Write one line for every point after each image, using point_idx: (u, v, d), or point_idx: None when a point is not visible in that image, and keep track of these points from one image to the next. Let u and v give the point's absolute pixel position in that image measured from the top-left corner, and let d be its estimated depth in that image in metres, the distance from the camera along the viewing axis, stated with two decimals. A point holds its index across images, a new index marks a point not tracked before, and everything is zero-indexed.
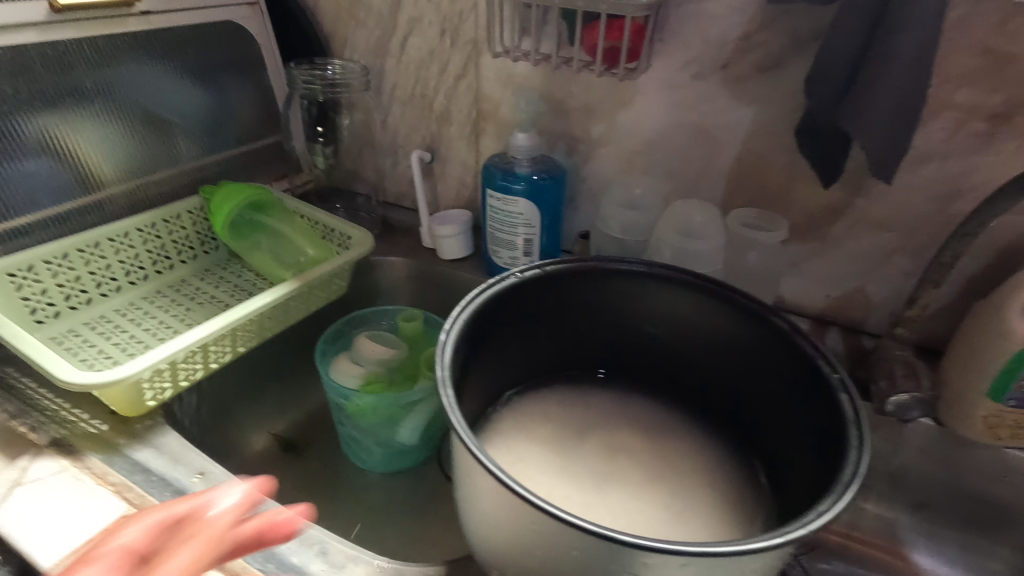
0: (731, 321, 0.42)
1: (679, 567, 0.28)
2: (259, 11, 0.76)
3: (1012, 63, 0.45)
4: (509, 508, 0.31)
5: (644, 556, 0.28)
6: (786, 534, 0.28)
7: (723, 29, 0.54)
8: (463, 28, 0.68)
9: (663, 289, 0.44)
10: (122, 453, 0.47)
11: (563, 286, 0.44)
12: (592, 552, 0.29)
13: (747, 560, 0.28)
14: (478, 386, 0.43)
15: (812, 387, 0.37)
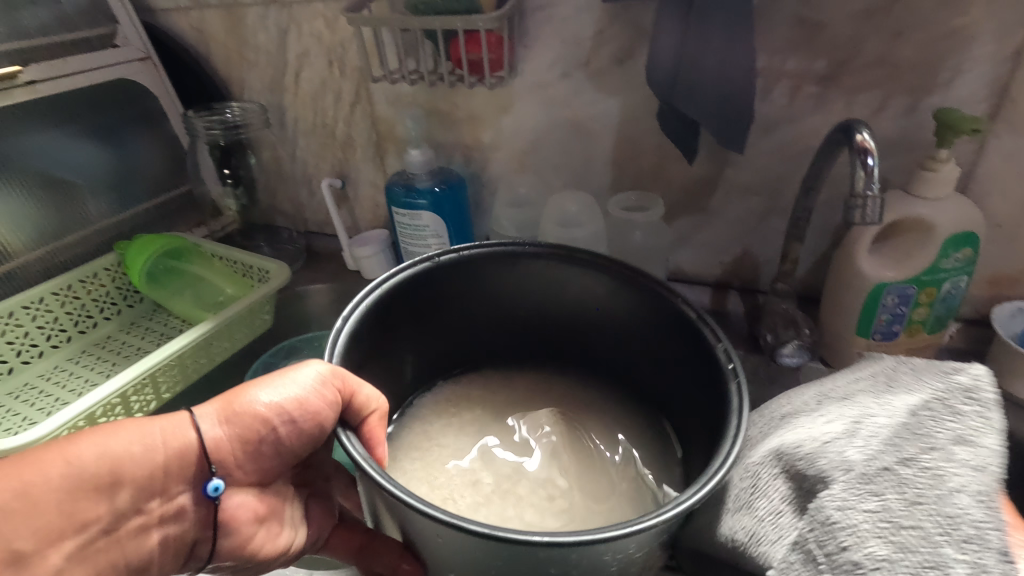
0: (633, 301, 0.46)
1: (546, 556, 0.31)
2: (153, 64, 0.77)
3: (824, 30, 0.50)
4: (399, 512, 0.35)
5: (511, 549, 0.31)
6: (640, 524, 0.31)
7: (576, 29, 0.58)
8: (347, 57, 0.71)
9: (565, 271, 0.48)
10: None
11: (474, 270, 0.48)
12: (472, 546, 0.32)
13: (606, 546, 0.31)
14: (394, 357, 0.48)
15: (700, 352, 0.41)
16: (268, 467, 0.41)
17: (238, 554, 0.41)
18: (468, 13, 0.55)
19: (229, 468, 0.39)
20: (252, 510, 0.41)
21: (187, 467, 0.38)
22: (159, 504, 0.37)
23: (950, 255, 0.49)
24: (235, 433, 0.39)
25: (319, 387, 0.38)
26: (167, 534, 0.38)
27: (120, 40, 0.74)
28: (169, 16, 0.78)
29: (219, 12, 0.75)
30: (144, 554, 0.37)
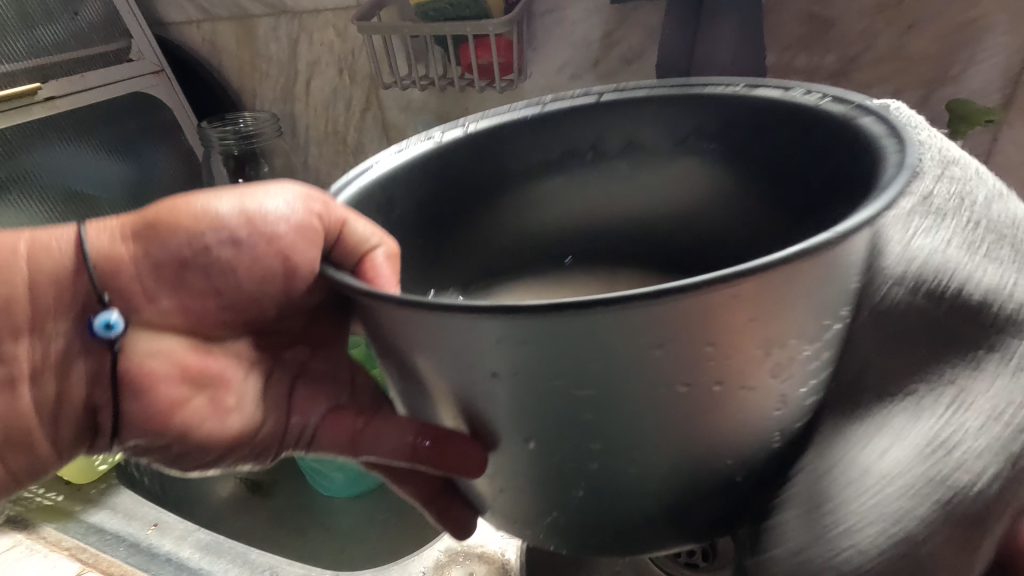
0: (738, 111, 0.34)
1: (647, 330, 0.19)
2: (167, 77, 0.79)
3: (833, 26, 0.50)
4: (414, 326, 0.21)
5: (586, 331, 0.19)
6: (776, 255, 0.18)
7: (585, 31, 0.59)
8: (358, 65, 0.72)
9: (648, 110, 0.36)
10: (77, 518, 0.49)
11: (530, 138, 0.38)
12: (535, 359, 0.20)
13: (736, 304, 0.19)
14: (429, 245, 0.37)
15: (839, 141, 0.28)
16: (196, 308, 0.35)
17: (153, 423, 0.35)
18: (478, 18, 0.56)
19: (132, 303, 0.33)
20: (179, 370, 0.35)
21: (66, 305, 0.33)
22: (28, 349, 0.32)
23: None
24: (139, 253, 0.33)
25: (290, 224, 0.33)
26: (49, 391, 0.33)
27: (134, 54, 0.76)
28: (183, 30, 0.80)
29: (231, 25, 0.76)
30: (13, 414, 0.33)
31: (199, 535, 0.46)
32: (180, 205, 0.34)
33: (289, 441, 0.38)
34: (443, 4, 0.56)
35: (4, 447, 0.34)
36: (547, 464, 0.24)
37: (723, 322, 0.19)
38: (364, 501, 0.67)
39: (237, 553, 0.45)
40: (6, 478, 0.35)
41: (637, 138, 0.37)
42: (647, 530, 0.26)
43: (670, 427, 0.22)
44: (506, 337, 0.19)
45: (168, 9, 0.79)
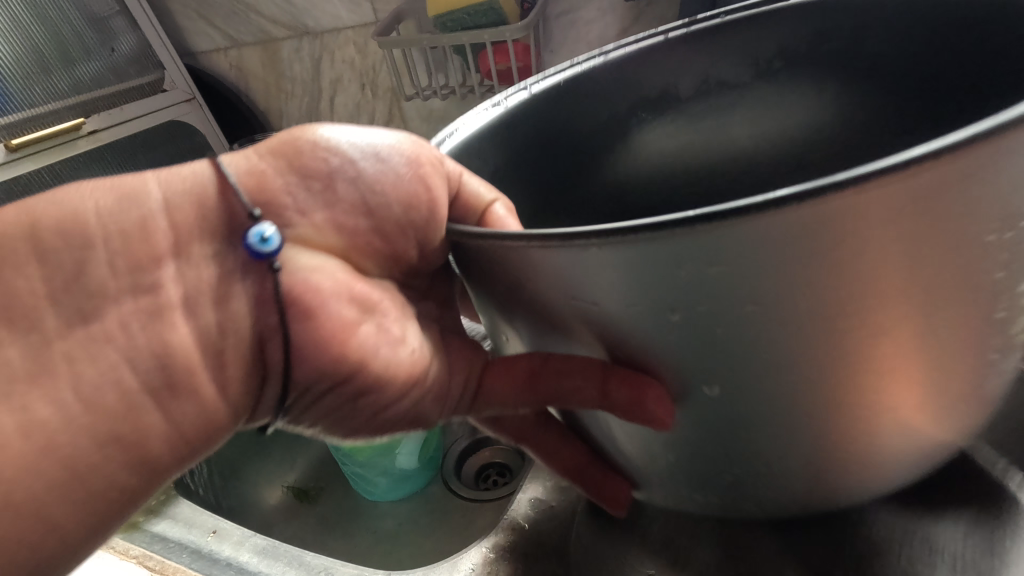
0: (802, 18, 0.34)
1: (858, 222, 0.15)
2: (198, 104, 0.82)
3: None
4: (554, 264, 0.19)
5: (778, 248, 0.16)
6: (1014, 110, 0.15)
7: (600, 30, 0.60)
8: (379, 79, 0.74)
9: (711, 42, 0.36)
10: (141, 527, 0.51)
11: (604, 83, 0.36)
12: (695, 284, 0.17)
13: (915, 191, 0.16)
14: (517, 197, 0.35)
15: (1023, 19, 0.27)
16: (349, 224, 0.28)
17: (326, 360, 0.26)
18: (495, 25, 0.57)
19: (285, 216, 0.27)
20: (346, 289, 0.27)
21: (212, 223, 0.26)
22: (174, 276, 0.25)
23: None
24: (281, 161, 0.27)
25: (408, 162, 0.28)
26: (209, 324, 0.25)
27: (167, 84, 0.79)
28: (211, 58, 0.83)
29: (256, 49, 0.79)
30: (165, 352, 0.24)
31: (256, 540, 0.48)
32: (311, 126, 0.28)
33: (449, 397, 0.29)
34: (460, 15, 0.57)
35: (165, 394, 0.24)
36: (716, 411, 0.21)
37: (926, 212, 0.16)
38: (408, 505, 0.69)
39: (292, 556, 0.47)
40: (174, 442, 0.25)
41: (713, 69, 0.37)
42: (836, 484, 0.24)
43: (885, 349, 0.18)
44: (695, 254, 0.16)
45: (196, 38, 0.82)
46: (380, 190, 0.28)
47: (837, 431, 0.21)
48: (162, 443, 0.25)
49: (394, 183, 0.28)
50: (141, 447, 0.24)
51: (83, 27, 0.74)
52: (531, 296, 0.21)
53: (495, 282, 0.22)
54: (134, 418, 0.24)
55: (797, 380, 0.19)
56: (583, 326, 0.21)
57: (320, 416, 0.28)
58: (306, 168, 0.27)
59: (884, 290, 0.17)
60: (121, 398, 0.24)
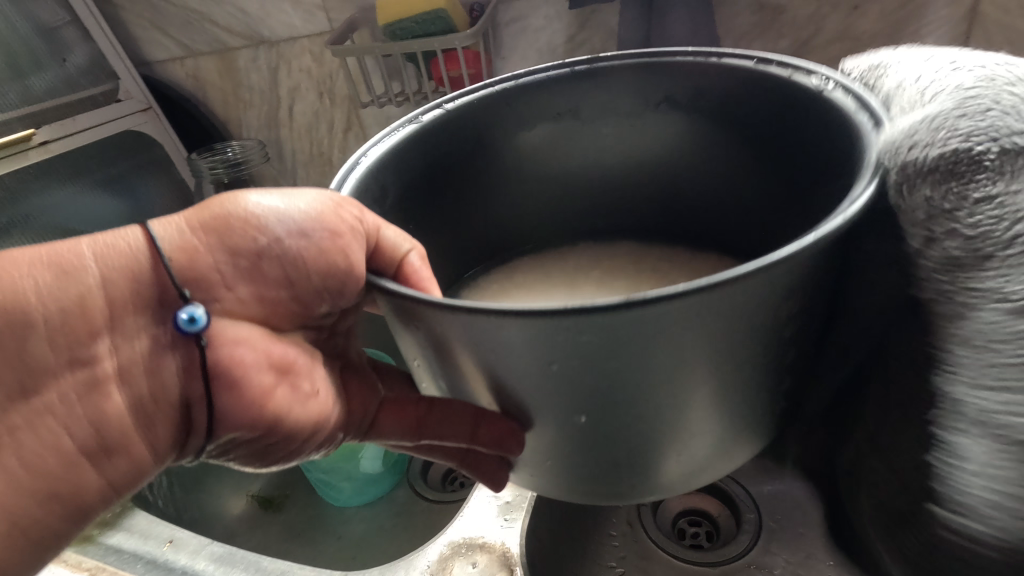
0: (689, 74, 0.37)
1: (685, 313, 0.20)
2: (155, 114, 0.82)
3: (782, 14, 0.55)
4: (460, 328, 0.22)
5: (634, 328, 0.20)
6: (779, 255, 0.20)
7: (549, 37, 0.62)
8: (337, 87, 0.75)
9: (613, 79, 0.39)
10: (96, 541, 0.51)
11: (506, 109, 0.39)
12: (573, 349, 0.21)
13: (732, 304, 0.20)
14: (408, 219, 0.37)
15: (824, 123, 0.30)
16: (271, 296, 0.31)
17: (254, 417, 0.31)
18: (444, 33, 0.58)
19: (214, 291, 0.30)
20: (265, 358, 0.31)
21: (144, 301, 0.29)
22: (108, 350, 0.29)
23: None
24: (212, 238, 0.30)
25: (327, 232, 0.30)
26: (140, 394, 0.29)
27: (123, 94, 0.79)
28: (167, 67, 0.83)
29: (213, 59, 0.79)
30: (99, 420, 0.29)
31: (213, 548, 0.48)
32: (232, 196, 0.30)
33: (354, 426, 0.36)
34: (410, 23, 0.58)
35: (99, 457, 0.29)
36: (591, 436, 0.25)
37: (738, 301, 0.20)
38: (373, 509, 0.69)
39: (249, 562, 0.47)
40: (105, 493, 0.29)
41: (614, 104, 0.40)
42: (691, 485, 0.29)
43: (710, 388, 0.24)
44: (574, 333, 0.20)
45: (151, 48, 0.82)
46: (306, 258, 0.31)
47: (692, 437, 0.26)
48: (96, 495, 0.29)
49: (319, 253, 0.30)
50: (79, 499, 0.28)
51: (32, 40, 0.73)
52: (437, 341, 0.24)
53: (409, 324, 0.25)
54: (69, 477, 0.28)
55: (648, 409, 0.23)
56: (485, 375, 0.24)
57: (241, 456, 0.33)
58: (228, 239, 0.30)
59: (710, 346, 0.21)
60: (62, 462, 0.28)
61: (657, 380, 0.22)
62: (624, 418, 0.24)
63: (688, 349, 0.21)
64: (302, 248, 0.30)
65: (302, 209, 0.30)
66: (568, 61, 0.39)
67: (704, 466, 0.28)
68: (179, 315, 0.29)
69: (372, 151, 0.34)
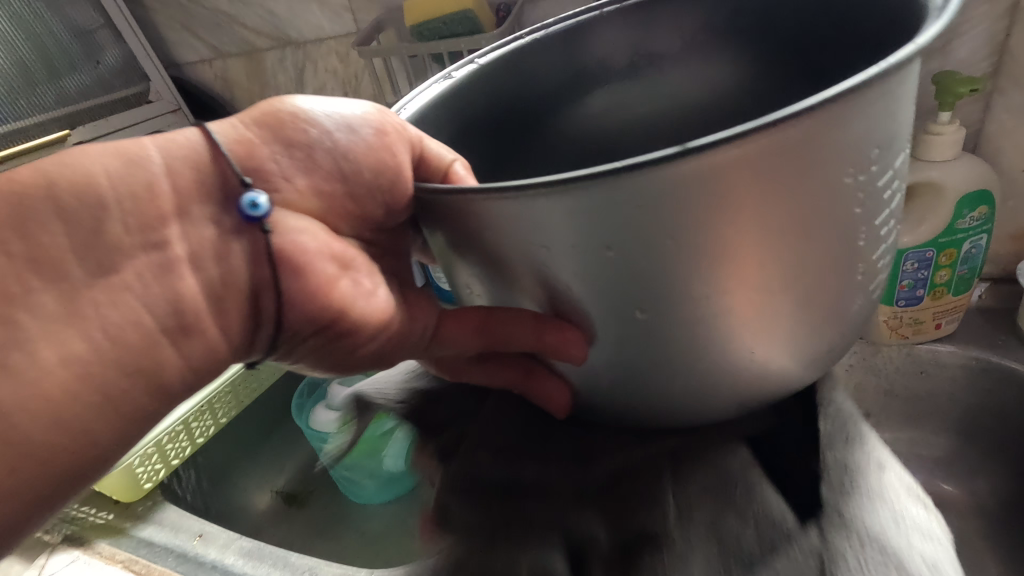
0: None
1: (733, 171, 0.20)
2: (184, 114, 0.83)
3: None
4: (510, 210, 0.22)
5: (673, 187, 0.20)
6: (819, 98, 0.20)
7: None
8: (362, 88, 0.75)
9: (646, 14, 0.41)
10: (128, 533, 0.52)
11: (542, 59, 0.41)
12: (623, 221, 0.21)
13: (782, 158, 0.20)
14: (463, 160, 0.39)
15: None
16: (327, 191, 0.31)
17: (318, 306, 0.29)
18: (471, 33, 0.58)
19: (270, 182, 0.30)
20: (328, 248, 0.30)
21: (206, 189, 0.28)
22: (179, 235, 0.27)
23: (965, 215, 0.51)
24: (264, 132, 0.30)
25: (376, 130, 0.31)
26: (212, 277, 0.28)
27: (153, 95, 0.80)
28: (196, 69, 0.84)
29: (241, 60, 0.80)
30: (176, 299, 0.27)
31: (241, 543, 0.49)
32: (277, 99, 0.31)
33: (412, 341, 0.33)
34: (437, 24, 0.58)
35: (178, 335, 0.27)
36: (651, 330, 0.25)
37: (785, 162, 0.20)
38: (394, 508, 0.70)
39: (277, 557, 0.47)
40: (184, 373, 0.28)
41: (642, 41, 0.41)
42: (751, 394, 0.28)
43: (764, 275, 0.23)
44: (621, 200, 0.20)
45: (181, 50, 0.83)
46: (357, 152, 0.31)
47: (759, 333, 0.25)
48: (177, 374, 0.28)
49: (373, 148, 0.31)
50: (157, 378, 0.27)
51: (69, 43, 0.76)
52: (487, 242, 0.25)
53: (454, 234, 0.26)
54: (151, 358, 0.27)
55: (710, 297, 0.23)
56: (534, 270, 0.25)
57: (306, 356, 0.32)
58: (278, 134, 0.30)
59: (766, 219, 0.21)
60: (143, 337, 0.26)
61: (717, 256, 0.22)
62: (680, 307, 0.24)
63: (745, 216, 0.21)
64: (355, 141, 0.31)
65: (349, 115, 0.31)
66: (597, 6, 0.42)
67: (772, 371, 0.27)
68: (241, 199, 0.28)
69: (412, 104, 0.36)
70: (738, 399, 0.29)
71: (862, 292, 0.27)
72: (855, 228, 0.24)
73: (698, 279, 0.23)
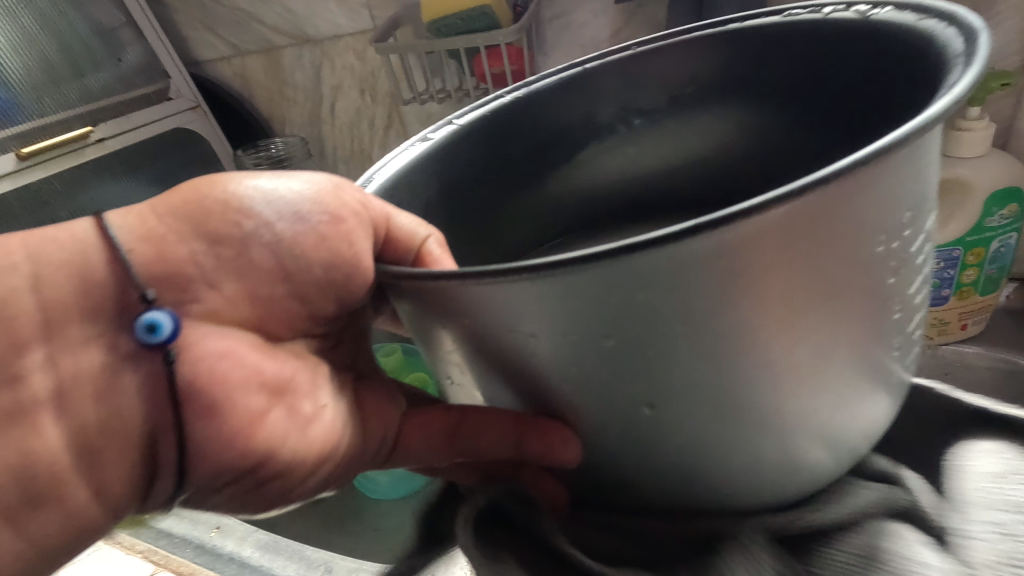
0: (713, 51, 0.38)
1: (750, 243, 0.18)
2: (203, 111, 0.84)
3: None
4: (479, 295, 0.21)
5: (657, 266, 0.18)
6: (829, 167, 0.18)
7: (593, 32, 0.62)
8: (378, 85, 0.76)
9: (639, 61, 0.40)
10: (147, 524, 0.52)
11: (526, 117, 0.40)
12: (616, 308, 0.20)
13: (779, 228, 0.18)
14: (444, 219, 0.37)
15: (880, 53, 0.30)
16: (262, 293, 0.30)
17: (237, 451, 0.28)
18: (488, 30, 0.58)
19: (189, 291, 0.28)
20: (254, 377, 0.29)
21: (99, 307, 0.26)
22: (44, 362, 0.26)
23: (994, 214, 0.49)
24: (185, 226, 0.28)
25: (325, 215, 0.29)
26: (84, 421, 0.26)
27: (174, 92, 0.81)
28: (215, 67, 0.85)
29: (259, 58, 0.81)
30: (24, 459, 0.25)
31: (258, 535, 0.49)
32: (208, 179, 0.29)
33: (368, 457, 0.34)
34: (454, 20, 0.58)
35: (24, 509, 0.25)
36: (663, 422, 0.23)
37: (806, 236, 0.19)
38: (409, 503, 0.70)
39: (293, 550, 0.48)
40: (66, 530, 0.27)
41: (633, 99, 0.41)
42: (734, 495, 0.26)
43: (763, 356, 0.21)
44: (604, 286, 0.19)
45: (201, 48, 0.84)
46: (298, 250, 0.29)
47: (798, 413, 0.23)
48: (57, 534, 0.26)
49: (324, 240, 0.29)
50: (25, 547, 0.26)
51: (93, 42, 0.78)
52: (464, 324, 0.23)
53: (428, 311, 0.24)
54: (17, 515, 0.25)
55: (725, 383, 0.22)
56: (520, 359, 0.23)
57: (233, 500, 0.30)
58: (207, 235, 0.28)
59: (785, 299, 0.20)
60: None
61: (739, 337, 0.20)
62: (692, 392, 0.22)
63: (761, 292, 0.20)
64: (300, 235, 0.29)
65: (303, 192, 0.30)
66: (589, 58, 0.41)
67: (809, 448, 0.25)
68: (139, 320, 0.26)
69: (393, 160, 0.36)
70: (774, 484, 0.26)
71: (897, 352, 0.25)
72: (887, 294, 0.23)
73: (705, 359, 0.21)
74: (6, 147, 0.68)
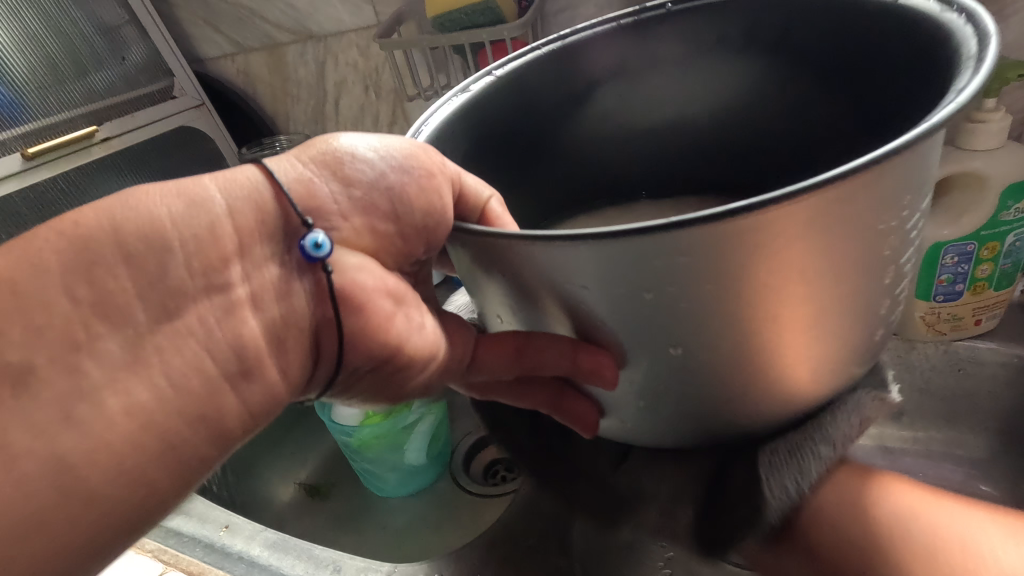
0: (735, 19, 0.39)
1: (787, 225, 0.20)
2: (208, 110, 0.83)
3: None
4: (544, 258, 0.23)
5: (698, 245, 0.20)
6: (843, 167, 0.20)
7: None
8: (383, 80, 0.75)
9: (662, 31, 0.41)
10: (157, 523, 0.53)
11: (546, 74, 0.41)
12: (662, 270, 0.22)
13: (797, 215, 0.20)
14: (491, 163, 0.40)
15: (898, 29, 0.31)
16: (380, 230, 0.31)
17: (377, 344, 0.31)
18: (493, 24, 0.58)
19: (328, 221, 0.30)
20: (383, 286, 0.31)
21: (269, 229, 0.29)
22: (241, 276, 0.28)
23: (1010, 207, 0.48)
24: (324, 171, 0.30)
25: (394, 167, 0.30)
26: (274, 317, 0.29)
27: (177, 91, 0.81)
28: (219, 64, 0.85)
29: (263, 55, 0.81)
30: (238, 342, 0.28)
31: (267, 534, 0.49)
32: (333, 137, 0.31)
33: (452, 372, 0.35)
34: (459, 15, 0.58)
35: (238, 378, 0.28)
36: (684, 363, 0.25)
37: (836, 212, 0.21)
38: (417, 500, 0.70)
39: (302, 549, 0.48)
40: (245, 417, 0.29)
41: (647, 56, 0.42)
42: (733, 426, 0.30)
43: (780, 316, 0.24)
44: (650, 260, 0.21)
45: (204, 45, 0.84)
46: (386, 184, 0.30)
47: (802, 355, 0.26)
48: (239, 420, 0.28)
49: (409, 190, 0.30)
50: (218, 425, 0.27)
51: (95, 40, 0.77)
52: (519, 278, 0.25)
53: (485, 266, 0.26)
54: (213, 400, 0.27)
55: (740, 338, 0.24)
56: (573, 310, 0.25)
57: (363, 390, 0.34)
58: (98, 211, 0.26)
59: (806, 270, 0.22)
60: (205, 383, 0.27)
61: (759, 305, 0.23)
62: (711, 351, 0.25)
63: (789, 270, 0.22)
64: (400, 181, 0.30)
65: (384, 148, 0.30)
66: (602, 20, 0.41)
67: (805, 388, 0.28)
68: (303, 241, 0.28)
69: (433, 118, 0.35)
70: (771, 416, 0.29)
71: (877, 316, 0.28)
72: (879, 265, 0.25)
73: (733, 327, 0.24)
74: (11, 147, 0.68)
